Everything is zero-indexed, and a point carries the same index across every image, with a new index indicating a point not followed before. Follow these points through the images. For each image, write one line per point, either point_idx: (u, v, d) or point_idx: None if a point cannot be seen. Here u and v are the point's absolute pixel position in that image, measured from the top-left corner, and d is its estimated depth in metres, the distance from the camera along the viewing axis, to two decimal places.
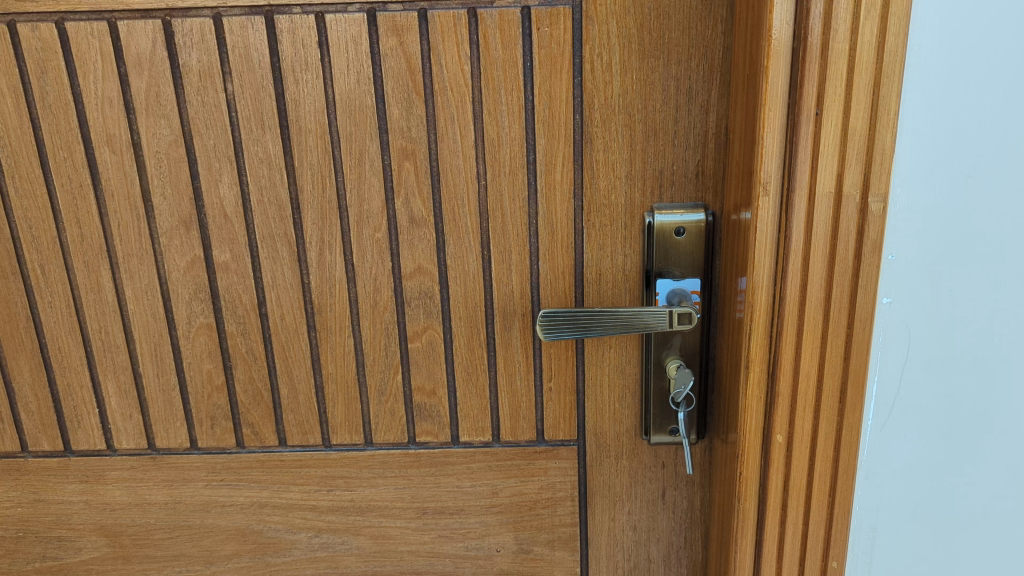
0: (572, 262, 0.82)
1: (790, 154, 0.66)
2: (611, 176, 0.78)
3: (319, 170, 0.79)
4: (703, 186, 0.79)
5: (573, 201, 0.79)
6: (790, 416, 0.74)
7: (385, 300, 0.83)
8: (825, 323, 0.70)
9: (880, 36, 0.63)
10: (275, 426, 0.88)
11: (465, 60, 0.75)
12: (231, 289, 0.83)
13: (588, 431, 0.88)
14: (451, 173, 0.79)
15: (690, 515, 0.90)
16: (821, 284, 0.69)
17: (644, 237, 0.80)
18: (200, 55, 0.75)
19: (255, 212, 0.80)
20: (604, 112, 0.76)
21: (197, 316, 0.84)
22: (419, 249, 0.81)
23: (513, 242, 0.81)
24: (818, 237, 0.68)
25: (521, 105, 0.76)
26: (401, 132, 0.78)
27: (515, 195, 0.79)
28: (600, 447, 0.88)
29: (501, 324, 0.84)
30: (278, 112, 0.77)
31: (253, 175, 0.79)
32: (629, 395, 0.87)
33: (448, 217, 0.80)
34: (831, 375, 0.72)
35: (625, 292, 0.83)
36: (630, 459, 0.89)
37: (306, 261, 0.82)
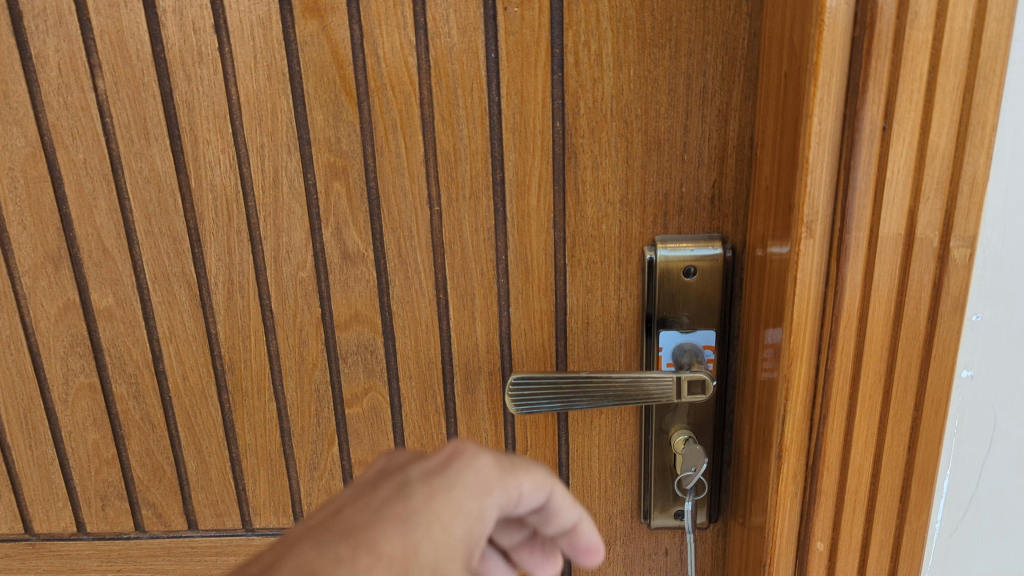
0: (553, 308, 0.64)
1: (845, 182, 0.48)
2: (602, 199, 0.60)
3: (222, 192, 0.61)
4: (721, 213, 0.61)
5: (553, 232, 0.61)
6: (835, 519, 0.56)
7: (315, 354, 0.65)
8: (885, 403, 0.53)
9: (978, 21, 0.45)
10: (182, 507, 0.71)
11: (409, 50, 0.57)
12: (117, 341, 0.65)
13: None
14: (394, 196, 0.61)
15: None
16: (881, 354, 0.52)
17: (643, 277, 0.62)
18: (58, 43, 0.57)
19: (142, 246, 0.62)
20: (592, 118, 0.58)
21: (76, 374, 0.66)
22: (356, 293, 0.64)
23: (476, 284, 0.63)
24: (880, 294, 0.50)
25: (484, 108, 0.58)
26: (328, 143, 0.59)
27: (477, 224, 0.61)
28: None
29: (463, 384, 0.66)
30: (165, 117, 0.59)
31: (136, 199, 0.61)
32: (624, 470, 0.69)
33: (392, 252, 0.62)
34: (891, 469, 0.54)
35: (621, 347, 0.65)
36: (624, 545, 0.72)
37: (212, 307, 0.64)
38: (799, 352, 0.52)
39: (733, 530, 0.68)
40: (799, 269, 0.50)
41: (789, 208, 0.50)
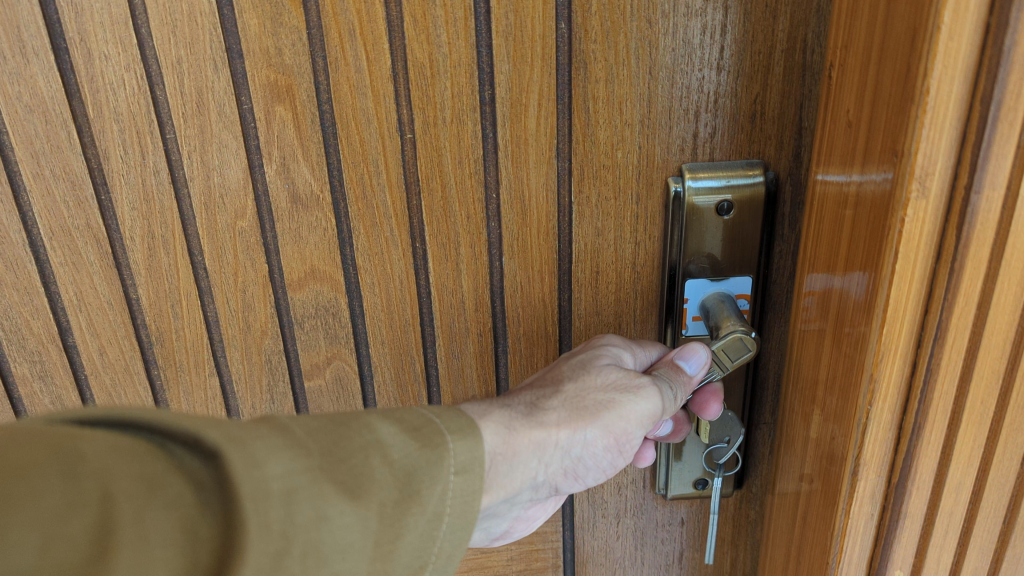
0: (556, 255, 0.52)
1: (983, 124, 0.34)
2: (618, 121, 0.49)
3: (132, 124, 0.47)
4: (765, 133, 0.49)
5: (556, 163, 0.50)
6: (920, 543, 0.45)
7: (263, 320, 0.53)
8: (1000, 408, 0.41)
9: None
10: None
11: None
12: (12, 313, 0.52)
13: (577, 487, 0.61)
14: (356, 123, 0.48)
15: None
16: (1002, 347, 0.39)
17: (666, 217, 0.51)
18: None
19: (31, 193, 0.49)
20: (607, 16, 0.46)
21: None
22: (309, 243, 0.51)
23: (462, 230, 0.51)
24: (1013, 271, 0.37)
25: (469, 7, 0.45)
26: (266, 56, 0.46)
27: (462, 156, 0.49)
28: (595, 503, 0.62)
29: (447, 347, 0.55)
30: (46, 25, 0.44)
31: (17, 134, 0.47)
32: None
33: (355, 193, 0.50)
34: (996, 483, 0.43)
35: (636, 297, 0.54)
36: (635, 517, 0.62)
37: (128, 267, 0.51)
38: (892, 346, 0.39)
39: (765, 503, 0.59)
40: (903, 240, 0.36)
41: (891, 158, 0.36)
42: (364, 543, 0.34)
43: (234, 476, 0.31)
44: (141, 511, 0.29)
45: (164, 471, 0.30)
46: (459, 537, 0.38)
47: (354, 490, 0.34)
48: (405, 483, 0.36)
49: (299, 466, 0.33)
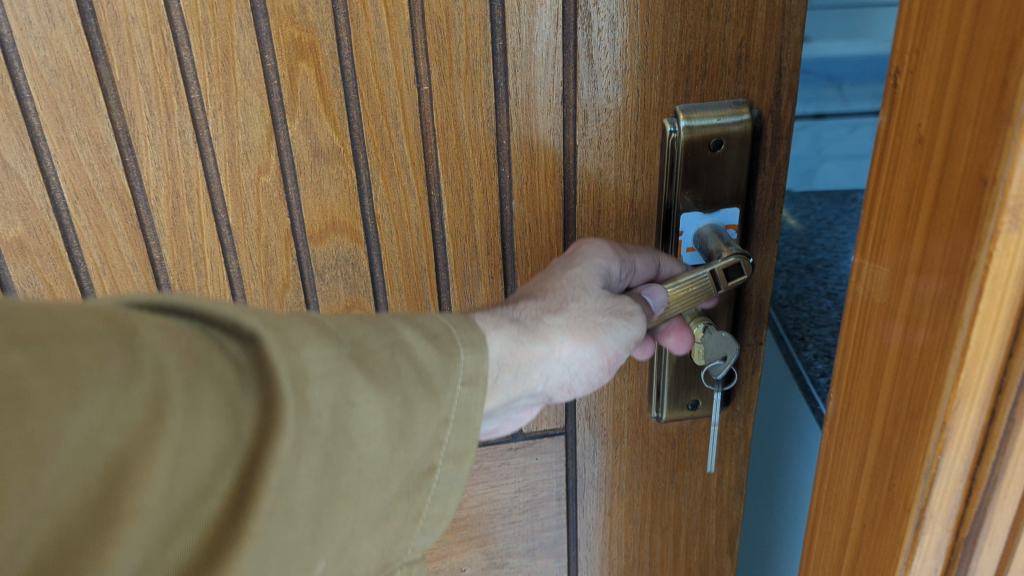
0: (560, 196, 0.56)
1: None
2: (618, 66, 0.52)
3: (157, 85, 0.48)
4: (750, 72, 0.54)
5: (561, 107, 0.53)
6: None
7: (286, 273, 0.55)
8: None
9: None
10: None
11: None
12: (35, 279, 0.53)
13: (580, 415, 0.66)
14: (375, 76, 0.50)
15: (703, 495, 0.72)
16: None
17: (663, 156, 0.55)
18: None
19: (56, 157, 0.49)
20: None
21: None
22: (331, 195, 0.53)
23: (474, 175, 0.54)
24: None
25: None
26: (290, 13, 0.48)
27: (475, 105, 0.52)
28: (595, 431, 0.67)
29: (459, 289, 0.58)
30: None
31: (42, 99, 0.48)
32: (633, 364, 0.64)
33: (374, 144, 0.52)
34: None
35: (634, 232, 0.58)
36: (632, 442, 0.68)
37: (153, 228, 0.52)
38: (969, 399, 0.30)
39: None
40: (988, 274, 0.28)
41: (960, 171, 0.29)
42: (382, 431, 0.36)
43: (272, 356, 0.32)
44: (191, 381, 0.30)
45: (206, 349, 0.32)
46: (464, 444, 0.39)
47: (377, 378, 0.36)
48: (418, 382, 0.37)
49: (329, 353, 0.34)
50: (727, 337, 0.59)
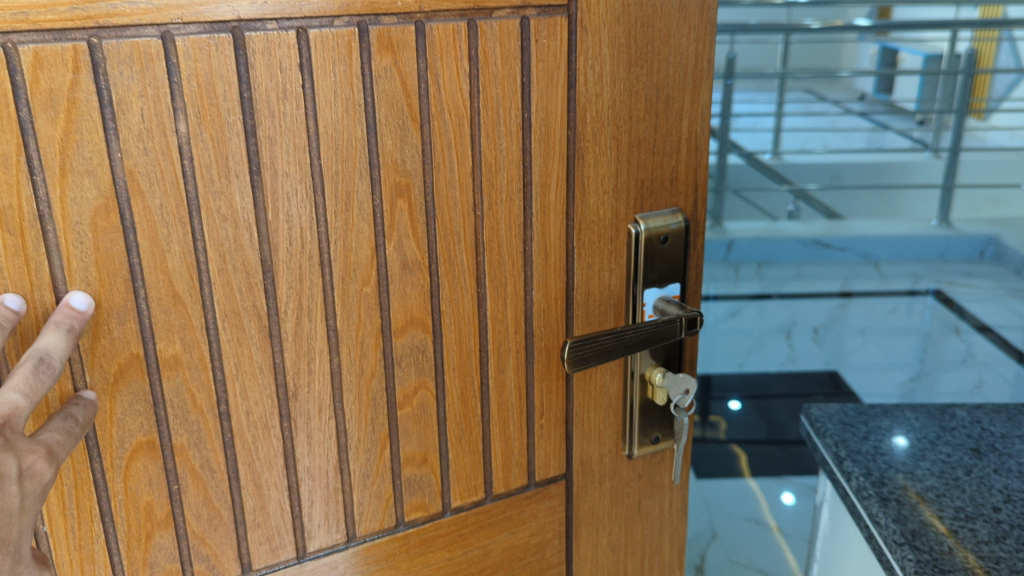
0: (564, 287, 0.77)
1: None
2: (601, 190, 0.76)
3: (297, 222, 0.64)
4: (676, 190, 0.80)
5: (565, 221, 0.75)
6: None
7: (373, 365, 0.71)
8: None
9: None
10: (237, 549, 0.71)
11: (464, 80, 0.67)
12: (181, 391, 0.64)
13: (576, 460, 0.84)
14: (448, 207, 0.69)
15: (659, 517, 0.92)
16: None
17: (629, 250, 0.79)
18: (142, 86, 0.56)
19: (214, 284, 0.63)
20: (596, 125, 0.73)
21: (131, 435, 0.63)
22: (410, 299, 0.71)
23: (509, 273, 0.74)
24: None
25: (520, 123, 0.70)
26: (394, 165, 0.66)
27: (510, 223, 0.72)
28: (585, 473, 0.85)
29: (495, 365, 0.77)
30: (247, 155, 0.61)
31: (211, 239, 0.61)
32: (611, 413, 0.85)
33: (444, 255, 0.71)
34: None
35: (610, 308, 0.81)
36: (611, 479, 0.87)
37: (280, 336, 0.66)
38: None
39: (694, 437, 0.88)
40: None
41: None
42: None
43: None
44: None
45: None
46: None
47: None
48: None
49: None
50: (682, 376, 0.83)
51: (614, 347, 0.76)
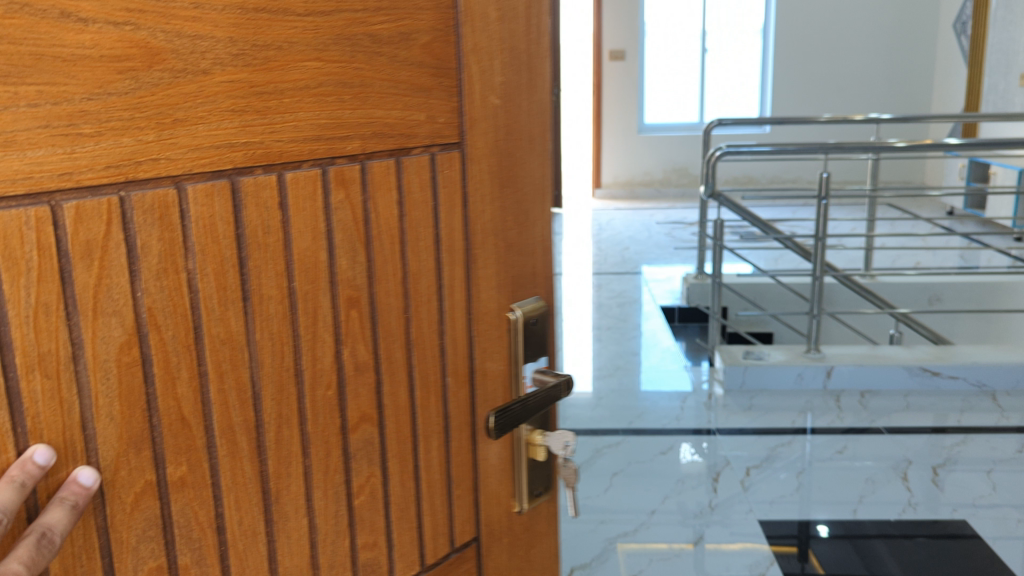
0: (467, 372, 0.79)
1: None
2: (488, 287, 0.80)
3: (277, 337, 0.62)
4: (537, 281, 0.86)
5: (467, 315, 0.78)
6: None
7: (337, 463, 0.68)
8: None
9: None
10: None
11: (393, 206, 0.69)
12: (188, 510, 0.59)
13: (483, 522, 0.84)
14: (387, 314, 0.70)
15: (545, 565, 0.93)
16: None
17: (512, 337, 0.83)
18: (161, 233, 0.55)
19: (213, 403, 0.59)
20: (481, 236, 0.78)
21: (143, 563, 0.56)
22: (364, 397, 0.70)
23: (431, 369, 0.75)
24: None
25: (433, 238, 0.73)
26: (347, 281, 0.67)
27: (429, 320, 0.74)
28: (491, 533, 0.85)
29: (424, 448, 0.76)
30: (241, 289, 0.60)
31: (211, 362, 0.59)
32: (503, 475, 0.86)
33: (386, 357, 0.71)
34: None
35: (500, 387, 0.83)
36: (506, 535, 0.87)
37: (266, 448, 0.63)
38: None
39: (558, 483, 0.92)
40: None
41: None
42: None
43: None
44: None
45: None
46: None
47: None
48: None
49: None
50: (557, 432, 0.86)
51: (524, 414, 0.82)
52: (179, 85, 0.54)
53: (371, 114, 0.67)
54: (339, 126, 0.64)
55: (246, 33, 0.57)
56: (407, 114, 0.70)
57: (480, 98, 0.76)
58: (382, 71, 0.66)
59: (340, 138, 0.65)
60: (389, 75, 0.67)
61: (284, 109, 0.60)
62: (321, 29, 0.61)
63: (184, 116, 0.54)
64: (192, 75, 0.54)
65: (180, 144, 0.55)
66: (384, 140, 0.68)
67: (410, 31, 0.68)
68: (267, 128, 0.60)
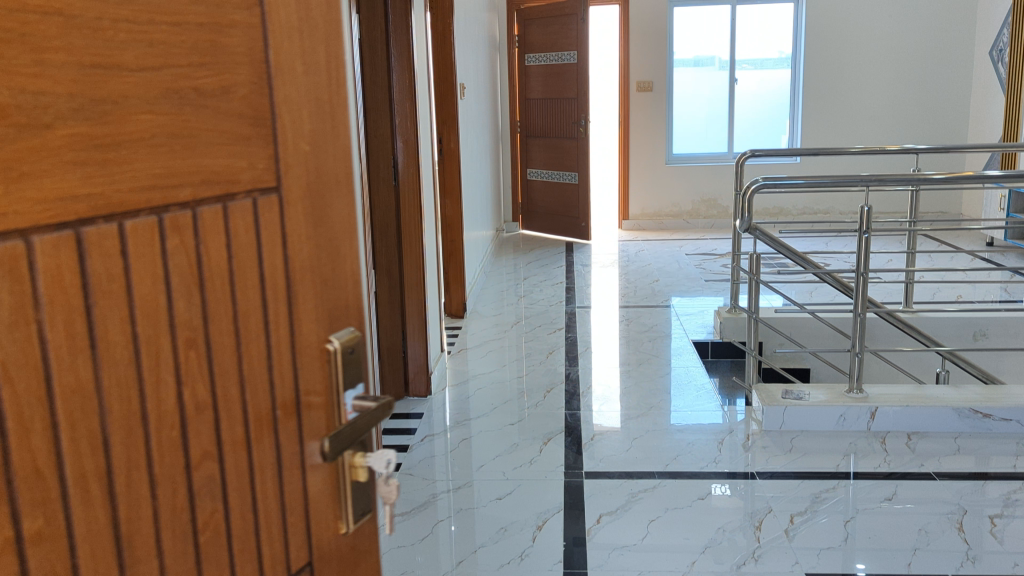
0: (292, 402, 0.79)
1: None
2: (308, 320, 0.81)
3: (127, 384, 0.61)
4: (349, 314, 0.87)
5: (291, 346, 0.79)
6: None
7: (183, 501, 0.66)
8: None
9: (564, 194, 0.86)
10: None
11: (222, 249, 0.70)
12: (45, 565, 0.55)
13: (315, 547, 0.82)
14: (221, 352, 0.70)
15: None
16: None
17: (330, 368, 0.84)
18: (12, 287, 0.52)
19: (64, 451, 0.56)
20: (301, 273, 0.79)
21: None
22: (204, 434, 0.69)
23: (263, 404, 0.75)
24: None
25: (258, 276, 0.74)
26: (185, 323, 0.66)
27: (255, 355, 0.74)
28: (321, 559, 0.84)
29: (260, 478, 0.75)
30: (88, 336, 0.58)
31: (61, 413, 0.56)
32: (328, 499, 0.84)
33: (223, 398, 0.71)
34: None
35: (322, 417, 0.83)
36: (337, 560, 0.86)
37: (118, 494, 0.60)
38: None
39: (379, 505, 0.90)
40: None
41: None
42: None
43: None
44: None
45: None
46: None
47: None
48: None
49: None
50: (380, 451, 0.85)
51: (351, 436, 0.83)
52: (27, 140, 0.53)
53: (199, 163, 0.68)
54: (171, 175, 0.65)
55: (85, 89, 0.57)
56: (232, 161, 0.71)
57: (293, 145, 0.77)
58: (209, 123, 0.68)
59: (172, 185, 0.65)
60: (213, 127, 0.69)
61: (123, 158, 0.61)
62: (152, 84, 0.63)
63: (30, 169, 0.54)
64: (35, 132, 0.54)
65: (25, 197, 0.53)
66: (211, 186, 0.69)
67: (228, 85, 0.70)
68: (105, 178, 0.59)
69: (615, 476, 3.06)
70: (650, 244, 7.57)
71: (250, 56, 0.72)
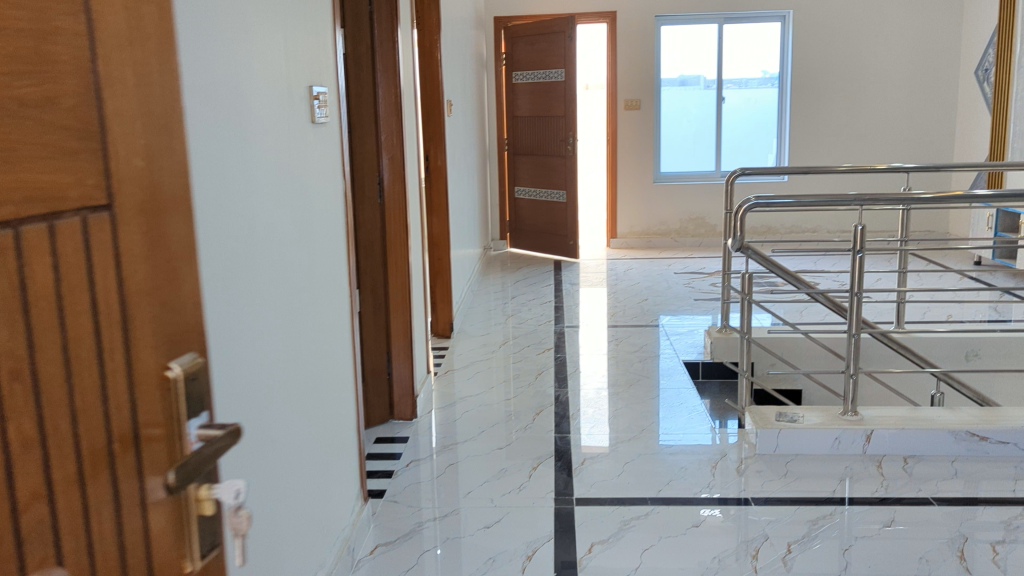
0: (129, 432, 0.75)
1: None
2: (144, 346, 0.78)
3: None
4: (190, 339, 0.86)
5: (127, 371, 0.76)
6: None
7: (11, 549, 0.61)
8: None
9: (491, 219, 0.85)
10: None
11: (47, 271, 0.66)
12: None
13: None
14: (51, 382, 0.66)
15: None
16: None
17: (167, 395, 0.81)
18: None
19: None
20: (132, 298, 0.76)
21: None
22: (33, 473, 0.64)
23: (100, 436, 0.71)
24: None
25: (88, 296, 0.70)
26: (7, 352, 0.62)
27: (87, 384, 0.70)
28: None
29: (98, 516, 0.71)
30: None
31: None
32: (171, 534, 0.81)
33: (52, 434, 0.66)
34: None
35: (162, 447, 0.80)
36: None
37: None
38: None
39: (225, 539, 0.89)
40: None
41: None
42: None
43: None
44: None
45: None
46: None
47: None
48: None
49: None
50: (227, 483, 0.85)
51: (196, 467, 0.83)
52: None
53: (23, 178, 0.64)
54: None
55: None
56: (59, 176, 0.67)
57: (123, 160, 0.75)
58: (32, 136, 0.65)
59: None
60: (35, 141, 0.65)
61: None
62: None
63: None
64: None
65: None
66: (37, 203, 0.65)
67: (53, 95, 0.67)
68: None
69: (606, 501, 3.04)
70: (639, 263, 7.57)
71: (76, 64, 0.69)
